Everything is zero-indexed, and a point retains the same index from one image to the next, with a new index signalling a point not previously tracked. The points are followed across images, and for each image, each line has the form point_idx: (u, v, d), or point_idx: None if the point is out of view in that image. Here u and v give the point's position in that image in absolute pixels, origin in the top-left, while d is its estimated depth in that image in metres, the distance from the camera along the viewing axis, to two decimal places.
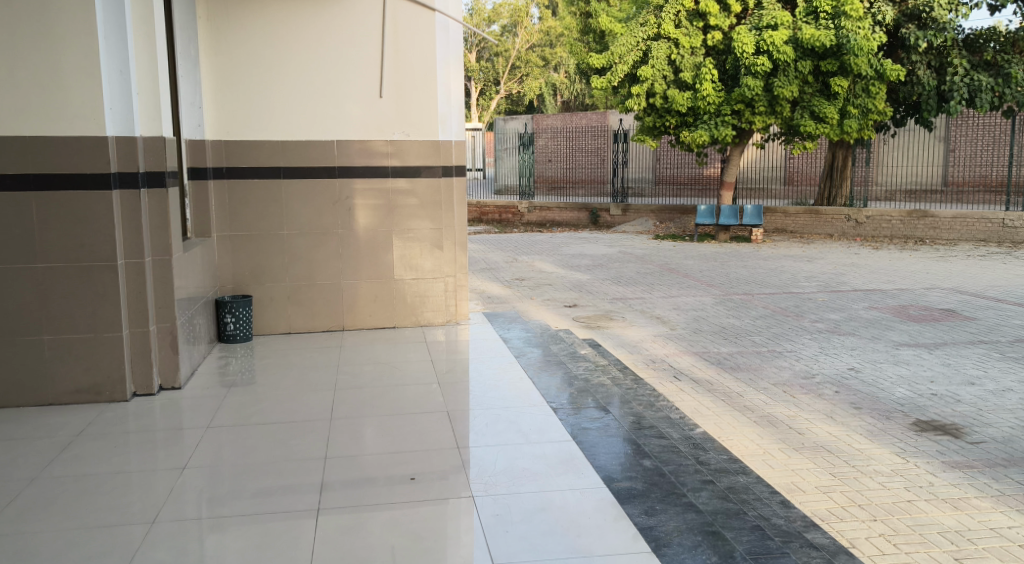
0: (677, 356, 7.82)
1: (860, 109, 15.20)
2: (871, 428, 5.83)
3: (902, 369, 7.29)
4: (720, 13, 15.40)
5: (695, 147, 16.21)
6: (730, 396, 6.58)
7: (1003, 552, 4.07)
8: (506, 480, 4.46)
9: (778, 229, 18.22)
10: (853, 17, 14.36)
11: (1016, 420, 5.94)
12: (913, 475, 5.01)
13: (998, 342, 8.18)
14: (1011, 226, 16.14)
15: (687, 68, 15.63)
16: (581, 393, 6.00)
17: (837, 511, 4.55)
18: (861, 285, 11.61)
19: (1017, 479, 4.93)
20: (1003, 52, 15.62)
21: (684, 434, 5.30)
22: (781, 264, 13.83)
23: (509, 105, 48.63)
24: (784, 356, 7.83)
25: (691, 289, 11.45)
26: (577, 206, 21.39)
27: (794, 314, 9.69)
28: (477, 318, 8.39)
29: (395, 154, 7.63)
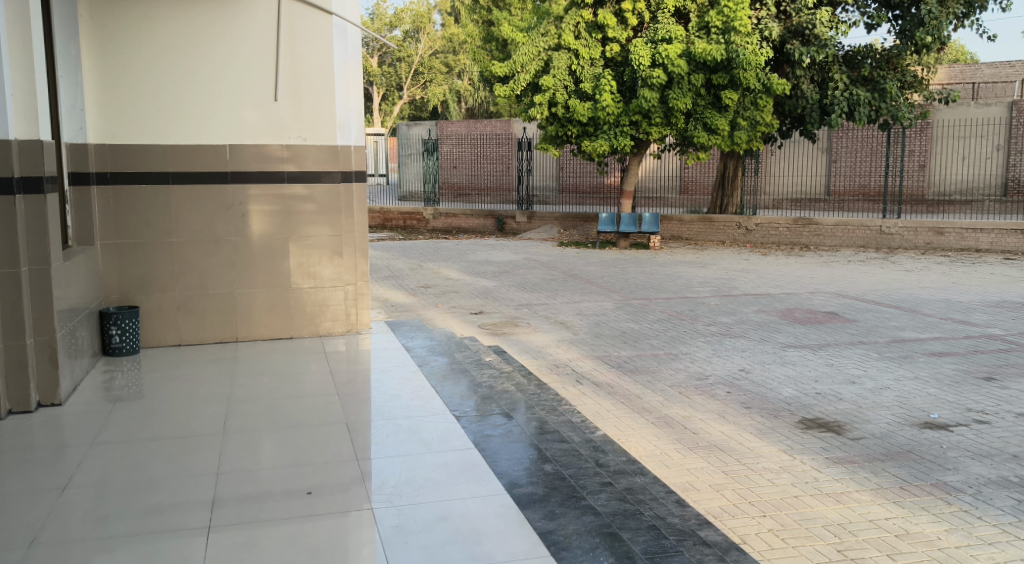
0: (579, 361, 7.95)
1: (749, 121, 15.84)
2: (761, 427, 6.07)
3: (789, 369, 7.63)
4: (618, 25, 15.76)
5: (596, 156, 16.48)
6: (630, 398, 6.74)
7: (881, 543, 4.30)
8: (407, 491, 4.42)
9: (674, 236, 18.85)
10: (742, 33, 14.91)
11: (893, 416, 6.29)
12: (799, 471, 5.24)
13: (876, 342, 8.64)
14: (887, 233, 17.11)
15: (587, 79, 15.93)
16: (484, 400, 6.00)
17: (730, 508, 4.72)
18: (752, 289, 12.07)
19: (893, 473, 5.22)
20: (878, 68, 16.63)
21: (585, 437, 5.38)
22: (677, 270, 14.26)
23: (413, 111, 48.59)
24: (680, 358, 8.06)
25: (593, 294, 11.66)
26: (483, 212, 21.51)
27: (689, 318, 10.00)
28: (380, 326, 8.33)
29: (292, 159, 7.49)
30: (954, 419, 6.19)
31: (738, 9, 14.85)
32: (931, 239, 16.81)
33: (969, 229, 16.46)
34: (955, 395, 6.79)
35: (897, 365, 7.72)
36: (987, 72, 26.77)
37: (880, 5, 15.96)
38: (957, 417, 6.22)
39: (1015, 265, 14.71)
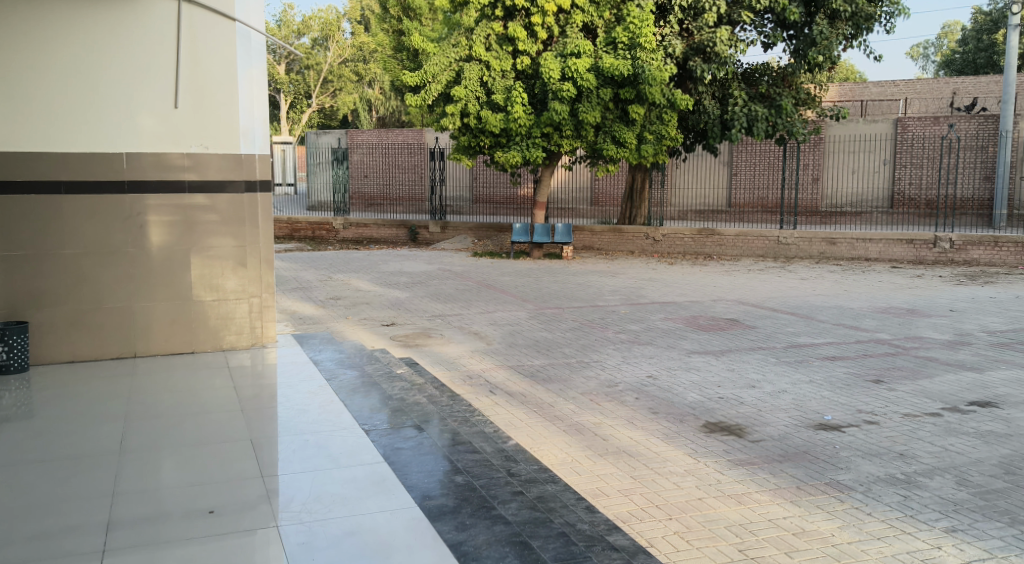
0: (493, 371, 7.98)
1: (655, 135, 16.31)
2: (668, 432, 6.23)
3: (693, 375, 7.85)
4: (528, 39, 15.91)
5: (509, 167, 16.62)
6: (542, 407, 6.81)
7: (780, 542, 4.47)
8: (314, 508, 4.35)
9: (586, 246, 19.20)
10: (648, 49, 15.30)
11: (790, 418, 6.55)
12: (703, 474, 5.40)
13: (775, 348, 8.98)
14: (784, 243, 17.80)
15: (498, 90, 16.02)
16: (396, 413, 5.96)
17: (637, 512, 4.83)
18: (660, 298, 12.36)
19: (791, 473, 5.43)
20: (775, 86, 17.39)
21: (497, 447, 5.41)
22: (588, 279, 14.49)
23: (322, 119, 47.97)
24: (590, 366, 8.20)
25: (506, 304, 11.73)
26: (395, 223, 21.34)
27: (600, 326, 10.17)
28: (287, 339, 8.18)
29: (193, 168, 7.28)
30: (847, 420, 6.50)
31: (643, 26, 15.24)
32: (825, 249, 17.56)
33: (860, 239, 17.25)
34: (847, 397, 7.12)
35: (794, 370, 8.05)
36: (874, 91, 28.26)
37: (776, 25, 16.64)
38: (849, 418, 6.53)
39: (902, 272, 15.55)
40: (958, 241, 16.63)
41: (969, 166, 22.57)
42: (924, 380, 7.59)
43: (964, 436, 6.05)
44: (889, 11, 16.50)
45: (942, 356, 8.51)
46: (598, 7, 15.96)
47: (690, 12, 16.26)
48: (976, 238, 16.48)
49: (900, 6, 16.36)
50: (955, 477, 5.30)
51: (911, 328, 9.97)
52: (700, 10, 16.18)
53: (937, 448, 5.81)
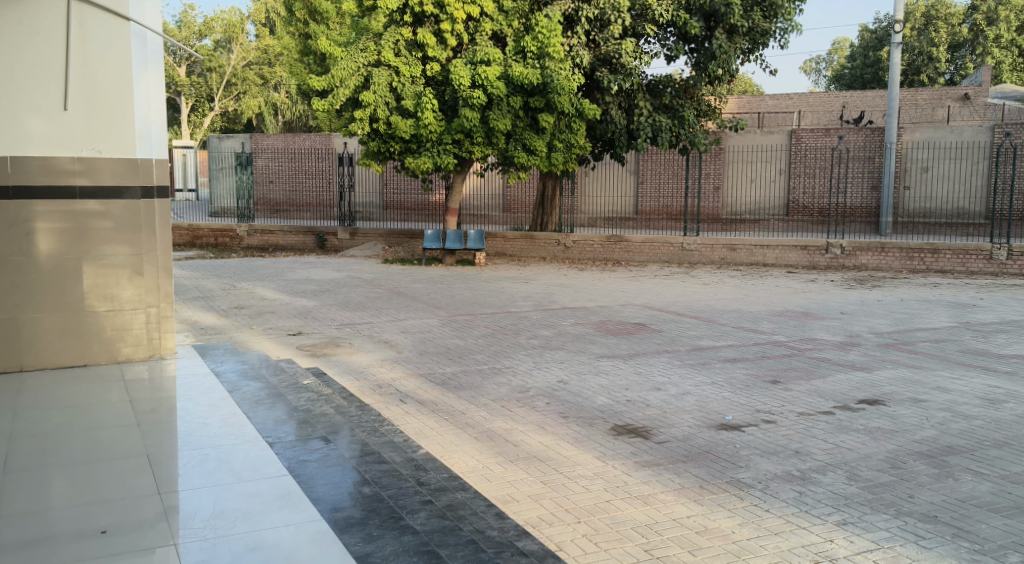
0: (403, 380, 7.91)
1: (564, 143, 16.58)
2: (577, 436, 6.31)
3: (602, 379, 7.98)
4: (437, 45, 15.86)
5: (419, 173, 16.57)
6: (453, 415, 6.80)
7: (684, 540, 4.59)
8: (216, 524, 4.22)
9: (498, 253, 19.31)
10: (556, 58, 15.52)
11: (694, 419, 6.73)
12: (611, 477, 5.50)
13: (679, 351, 9.23)
14: (688, 249, 18.33)
15: (408, 96, 15.90)
16: (302, 424, 5.84)
17: (547, 517, 4.88)
18: (570, 304, 12.52)
19: (694, 473, 5.58)
20: (677, 97, 17.88)
21: (407, 457, 5.37)
22: (500, 285, 14.57)
23: (226, 122, 46.77)
24: (502, 372, 8.23)
25: (417, 311, 11.67)
26: (302, 229, 20.91)
27: (511, 332, 10.23)
28: (188, 351, 7.91)
29: (85, 173, 6.98)
30: (746, 419, 6.73)
31: (551, 35, 15.41)
32: (725, 255, 18.11)
33: (758, 245, 17.84)
34: (747, 397, 7.38)
35: (698, 372, 8.28)
36: (770, 103, 29.48)
37: (678, 39, 17.12)
38: (749, 418, 6.76)
39: (796, 277, 16.24)
40: (848, 247, 17.39)
41: (858, 176, 23.75)
42: (818, 379, 7.94)
43: (855, 433, 6.35)
44: (783, 26, 17.21)
45: (834, 356, 8.91)
46: (507, 16, 16.08)
47: (596, 23, 16.53)
48: (865, 244, 17.26)
49: (793, 22, 17.09)
50: (846, 472, 5.55)
51: (806, 330, 10.41)
52: (606, 21, 16.46)
53: (829, 445, 6.08)
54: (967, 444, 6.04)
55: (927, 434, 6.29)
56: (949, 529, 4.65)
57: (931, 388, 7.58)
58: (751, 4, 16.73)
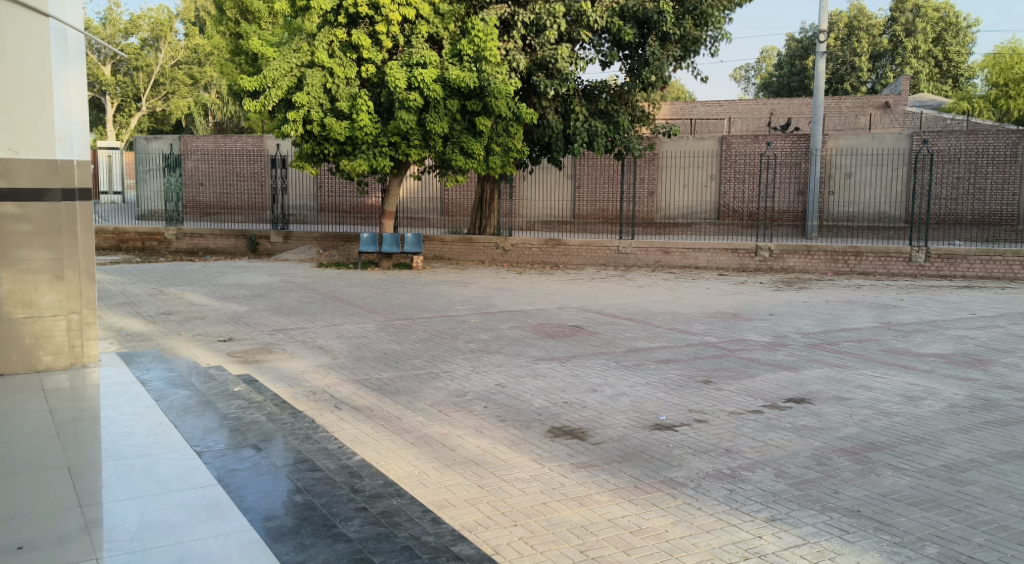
0: (337, 385, 7.82)
1: (502, 147, 16.62)
2: (514, 439, 6.33)
3: (539, 382, 8.02)
4: (372, 47, 15.73)
5: (355, 175, 16.40)
6: (389, 421, 6.74)
7: (618, 540, 4.64)
8: (143, 536, 4.10)
9: (437, 256, 19.32)
10: (493, 62, 15.53)
11: (629, 420, 6.82)
12: (547, 479, 5.53)
13: (615, 353, 9.33)
14: (623, 252, 18.57)
15: (343, 98, 15.74)
16: (232, 433, 5.72)
17: (483, 520, 4.88)
18: (508, 307, 12.55)
19: (629, 473, 5.65)
20: (613, 102, 18.12)
21: (341, 464, 5.31)
22: (438, 289, 14.51)
23: (154, 123, 45.53)
24: (439, 376, 8.20)
25: (353, 316, 11.54)
26: (233, 232, 20.47)
27: (449, 336, 10.20)
28: (113, 358, 7.66)
29: (2, 174, 6.72)
30: (680, 419, 6.84)
31: (488, 39, 15.43)
32: (659, 258, 18.42)
33: (690, 249, 18.21)
34: (680, 397, 7.50)
35: (633, 373, 8.38)
36: (702, 109, 30.08)
37: (612, 45, 17.33)
38: (681, 418, 6.87)
39: (727, 279, 16.61)
40: (776, 250, 17.84)
41: (785, 181, 24.41)
42: (748, 379, 8.13)
43: (782, 431, 6.51)
44: (713, 35, 17.59)
45: (763, 356, 9.14)
46: (442, 19, 16.06)
47: (532, 28, 16.60)
48: (792, 246, 17.73)
49: (723, 31, 17.49)
50: (775, 469, 5.69)
51: (736, 331, 10.65)
52: (542, 27, 16.54)
53: (759, 443, 6.22)
54: (888, 440, 6.26)
55: (851, 430, 6.50)
56: (871, 523, 4.81)
57: (854, 386, 7.83)
58: (682, 12, 17.07)
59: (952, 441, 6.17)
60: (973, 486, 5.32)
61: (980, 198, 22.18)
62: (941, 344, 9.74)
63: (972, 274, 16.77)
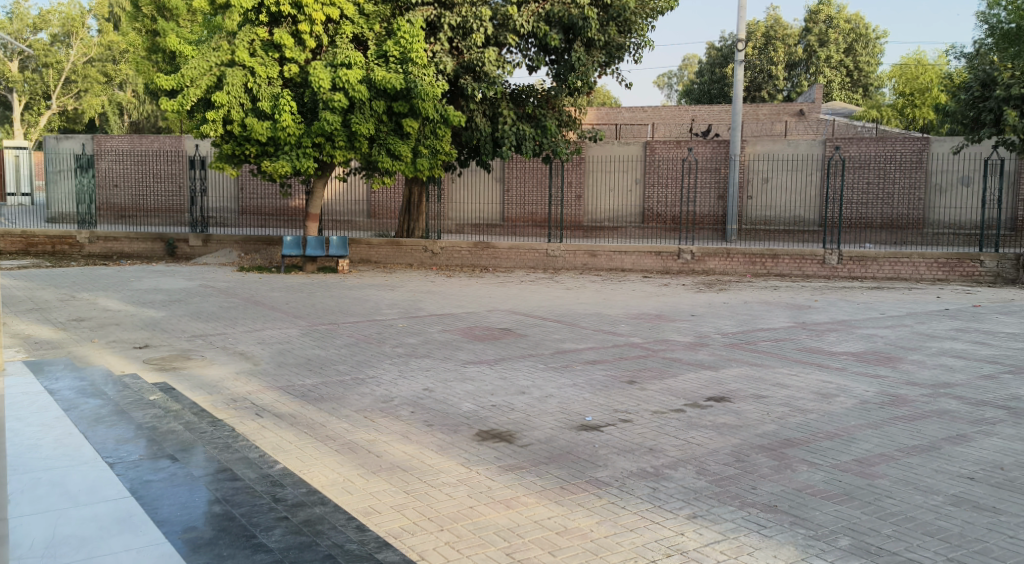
0: (260, 393, 7.65)
1: (430, 149, 16.55)
2: (441, 443, 6.31)
3: (467, 385, 8.01)
4: (295, 46, 15.48)
5: (277, 177, 16.09)
6: (313, 428, 6.63)
7: (544, 542, 4.67)
8: (52, 553, 3.93)
9: (363, 259, 19.12)
10: (419, 64, 15.45)
11: (555, 421, 6.87)
12: (474, 483, 5.53)
13: (543, 355, 9.39)
14: (552, 255, 18.73)
15: (264, 98, 15.41)
16: (149, 443, 5.54)
17: (409, 526, 4.84)
18: (436, 310, 12.50)
19: (555, 474, 5.70)
20: (540, 107, 18.28)
21: (262, 473, 5.20)
22: (365, 293, 14.36)
23: (65, 122, 43.77)
24: (365, 382, 8.10)
25: (277, 321, 11.32)
26: (150, 235, 19.85)
27: (375, 340, 10.10)
28: (20, 367, 7.33)
29: None
30: (605, 419, 6.93)
31: (414, 41, 15.35)
32: (586, 261, 18.66)
33: (617, 251, 18.49)
34: (605, 398, 7.60)
35: (560, 375, 8.45)
36: (626, 115, 30.63)
37: (539, 49, 17.45)
38: (607, 418, 6.96)
39: (652, 281, 16.94)
40: (698, 253, 18.23)
41: (706, 186, 24.97)
42: (671, 379, 8.28)
43: (704, 429, 6.66)
44: (637, 42, 17.92)
45: (686, 356, 9.33)
46: (367, 20, 15.92)
47: (458, 30, 16.58)
48: (713, 249, 18.15)
49: (645, 38, 17.82)
50: (696, 467, 5.82)
51: (660, 332, 10.86)
52: (468, 30, 16.54)
53: (681, 441, 6.36)
54: (803, 436, 6.47)
55: (768, 428, 6.68)
56: (787, 517, 4.96)
57: (771, 385, 8.06)
58: (606, 18, 17.32)
59: (862, 437, 6.42)
60: (882, 479, 5.54)
61: (889, 203, 23.13)
62: (853, 342, 10.11)
63: (882, 276, 17.42)
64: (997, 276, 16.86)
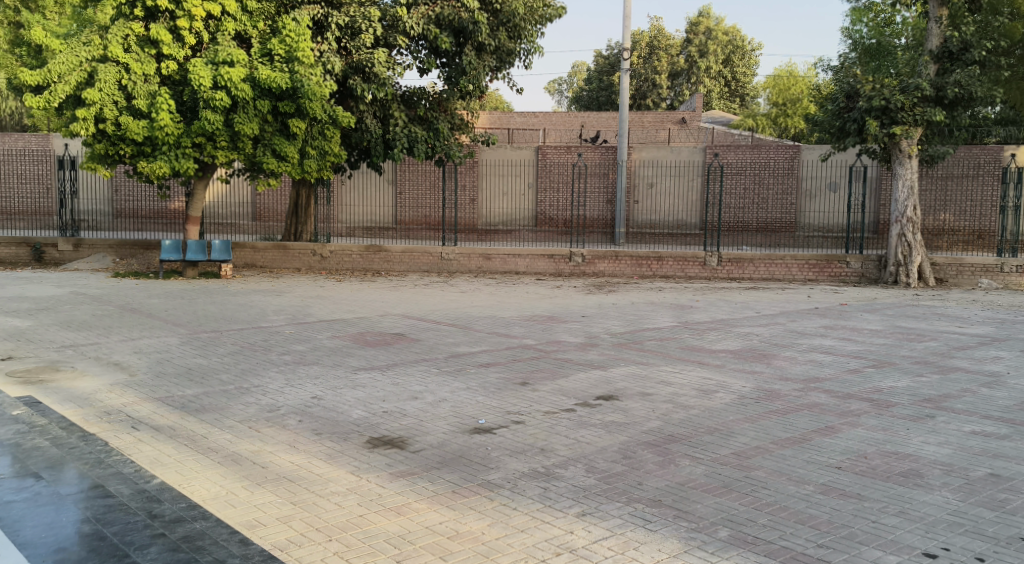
0: (136, 404, 7.31)
1: (317, 150, 16.22)
2: (330, 452, 6.18)
3: (357, 392, 7.88)
4: (173, 43, 14.88)
5: (154, 179, 15.40)
6: (194, 440, 6.38)
7: (435, 547, 4.65)
8: None
9: (248, 264, 18.61)
10: (305, 63, 15.10)
11: (448, 425, 6.86)
12: (365, 490, 5.45)
13: (436, 359, 9.36)
14: (446, 258, 18.71)
15: (140, 95, 14.74)
16: (11, 461, 5.20)
17: (296, 538, 4.73)
18: (325, 316, 12.25)
19: (447, 479, 5.68)
20: (431, 109, 18.23)
21: (137, 489, 4.96)
22: (250, 299, 13.94)
23: None
24: (250, 391, 7.86)
25: (155, 329, 10.84)
26: (14, 240, 18.64)
27: (260, 348, 9.82)
28: None
29: None
30: (497, 422, 6.97)
31: (300, 40, 15.01)
32: (481, 264, 18.72)
33: (511, 254, 18.64)
34: (498, 400, 7.65)
35: (452, 378, 8.44)
36: (518, 120, 31.02)
37: (429, 52, 17.37)
38: (499, 420, 7.00)
39: (545, 284, 17.16)
40: (588, 255, 18.57)
41: (595, 191, 25.49)
42: (562, 379, 8.41)
43: (592, 427, 6.80)
44: (526, 48, 18.11)
45: (576, 356, 9.50)
46: (251, 17, 15.46)
47: (347, 30, 16.34)
48: (602, 252, 18.52)
49: (535, 44, 18.04)
50: (585, 465, 5.93)
51: (551, 333, 11.01)
52: (356, 30, 16.31)
53: (571, 441, 6.46)
54: (686, 431, 6.70)
55: (654, 424, 6.88)
56: (672, 511, 5.11)
57: (657, 382, 8.31)
58: (496, 23, 17.43)
59: (740, 430, 6.69)
60: (758, 471, 5.79)
61: (764, 208, 24.24)
62: (732, 340, 10.54)
63: (758, 276, 18.24)
64: (862, 276, 17.95)
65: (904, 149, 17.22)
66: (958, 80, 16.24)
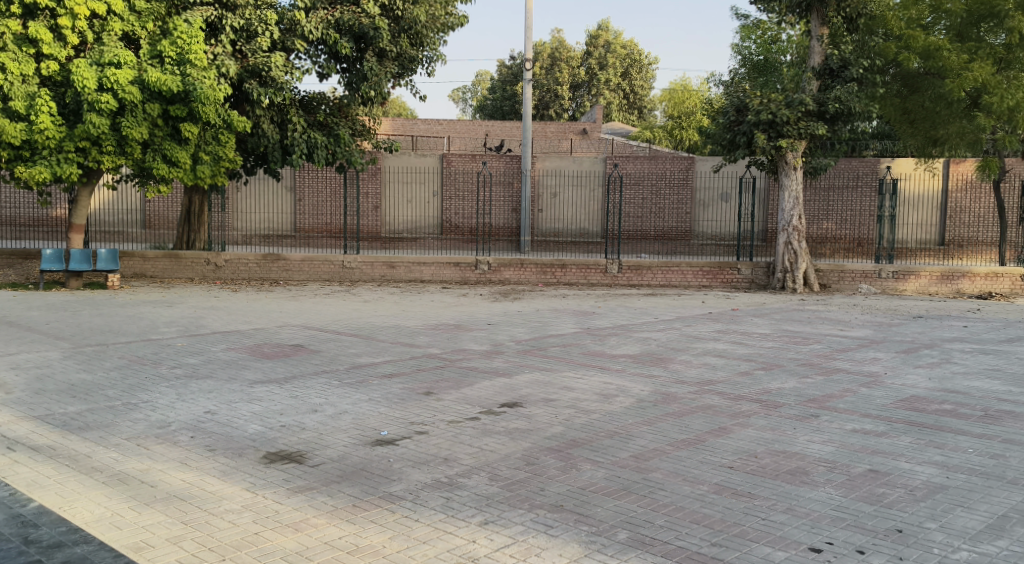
0: (13, 424, 6.89)
1: (211, 156, 15.64)
2: (224, 468, 5.99)
3: (254, 406, 7.66)
4: (54, 42, 14.21)
5: (34, 185, 14.60)
6: (76, 459, 6.07)
7: None
8: None
9: (137, 274, 17.99)
10: (198, 66, 14.64)
11: (349, 438, 6.74)
12: (261, 507, 5.30)
13: (336, 370, 9.20)
14: (348, 267, 18.46)
15: (18, 97, 13.99)
16: None
17: (188, 559, 4.56)
18: (221, 327, 11.87)
19: (347, 492, 5.58)
20: (331, 115, 17.96)
21: (12, 514, 4.66)
22: (140, 310, 13.37)
23: None
24: (138, 407, 7.52)
25: (35, 344, 10.25)
26: None
27: (151, 362, 9.43)
28: None
29: None
30: (400, 433, 6.90)
31: (192, 42, 14.55)
32: (385, 272, 18.56)
33: (415, 263, 18.54)
34: (401, 411, 7.57)
35: (354, 390, 8.31)
36: (421, 127, 30.98)
37: (329, 57, 17.12)
38: (402, 431, 6.93)
39: (450, 292, 17.16)
40: (494, 263, 18.65)
41: (499, 199, 25.66)
42: (466, 388, 8.41)
43: (495, 435, 6.82)
44: (429, 55, 18.09)
45: (480, 364, 9.52)
46: (139, 17, 14.89)
47: (242, 34, 15.96)
48: (507, 260, 18.64)
49: (438, 52, 18.05)
50: (488, 473, 5.94)
51: (456, 341, 10.99)
52: (252, 33, 15.94)
53: (474, 449, 6.46)
54: (586, 436, 6.80)
55: (556, 430, 6.96)
56: (572, 516, 5.18)
57: (559, 388, 8.41)
58: (397, 29, 17.33)
59: (639, 434, 6.85)
60: (655, 473, 5.94)
61: (660, 217, 24.95)
62: (631, 345, 10.78)
63: (655, 283, 18.71)
64: (752, 282, 18.67)
65: (789, 161, 18.01)
66: (837, 97, 17.02)
